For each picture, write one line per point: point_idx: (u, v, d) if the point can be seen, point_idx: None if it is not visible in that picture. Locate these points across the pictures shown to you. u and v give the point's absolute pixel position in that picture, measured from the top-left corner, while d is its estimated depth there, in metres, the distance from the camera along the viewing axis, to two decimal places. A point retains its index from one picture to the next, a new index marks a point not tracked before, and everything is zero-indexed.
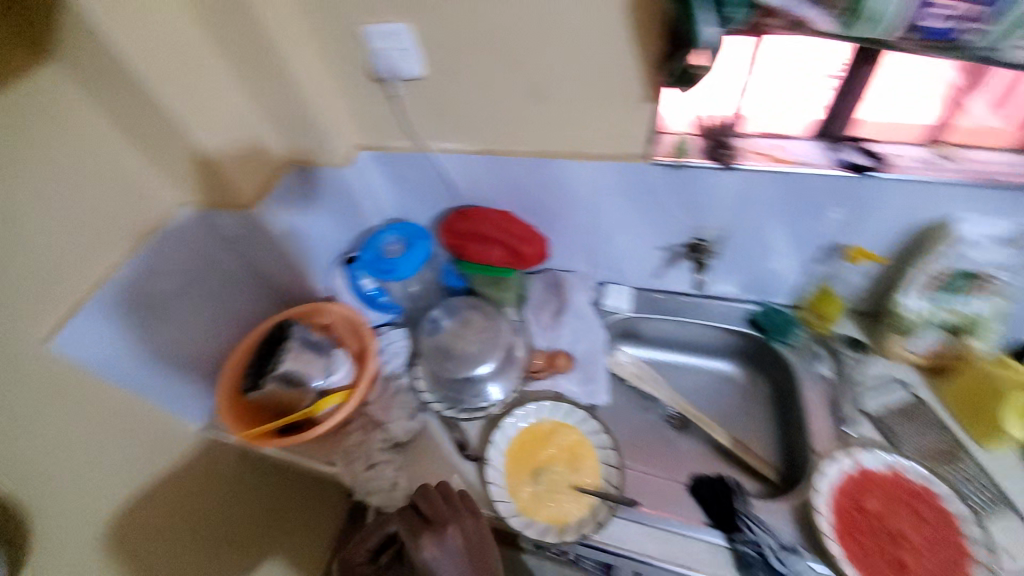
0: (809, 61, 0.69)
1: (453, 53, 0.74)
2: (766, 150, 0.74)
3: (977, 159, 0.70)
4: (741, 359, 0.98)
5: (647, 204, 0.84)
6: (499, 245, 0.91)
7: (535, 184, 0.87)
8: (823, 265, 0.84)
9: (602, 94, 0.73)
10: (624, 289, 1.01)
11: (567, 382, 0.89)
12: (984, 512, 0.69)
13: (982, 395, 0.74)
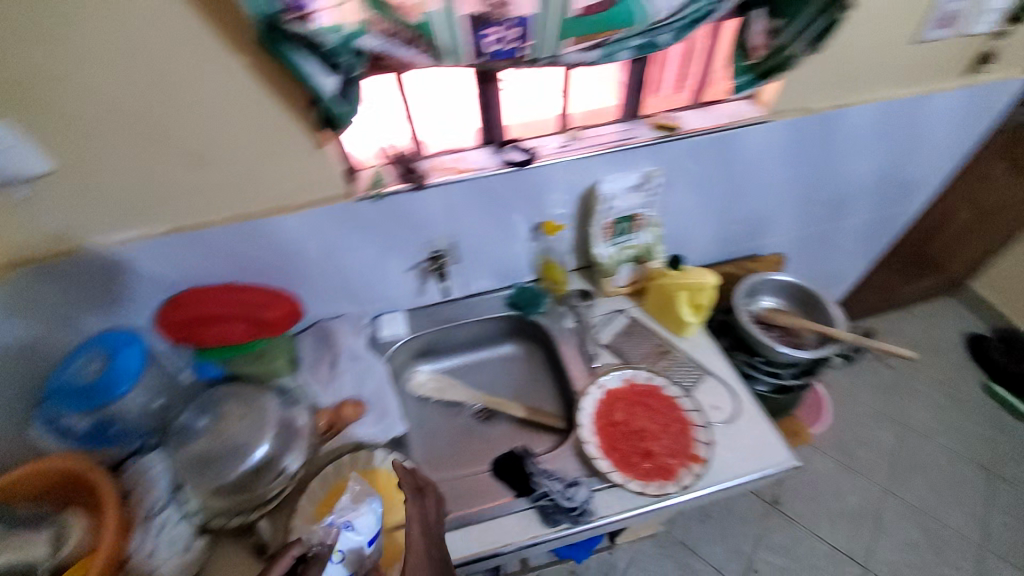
0: (445, 89, 0.83)
1: (82, 145, 0.67)
2: (448, 164, 0.87)
3: (597, 133, 0.91)
4: (518, 337, 1.11)
5: (373, 235, 0.89)
6: (239, 320, 0.82)
7: (254, 250, 0.84)
8: (536, 243, 1.01)
9: (274, 148, 0.75)
10: (397, 315, 1.04)
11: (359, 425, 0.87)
12: (693, 385, 0.92)
13: (667, 303, 0.97)
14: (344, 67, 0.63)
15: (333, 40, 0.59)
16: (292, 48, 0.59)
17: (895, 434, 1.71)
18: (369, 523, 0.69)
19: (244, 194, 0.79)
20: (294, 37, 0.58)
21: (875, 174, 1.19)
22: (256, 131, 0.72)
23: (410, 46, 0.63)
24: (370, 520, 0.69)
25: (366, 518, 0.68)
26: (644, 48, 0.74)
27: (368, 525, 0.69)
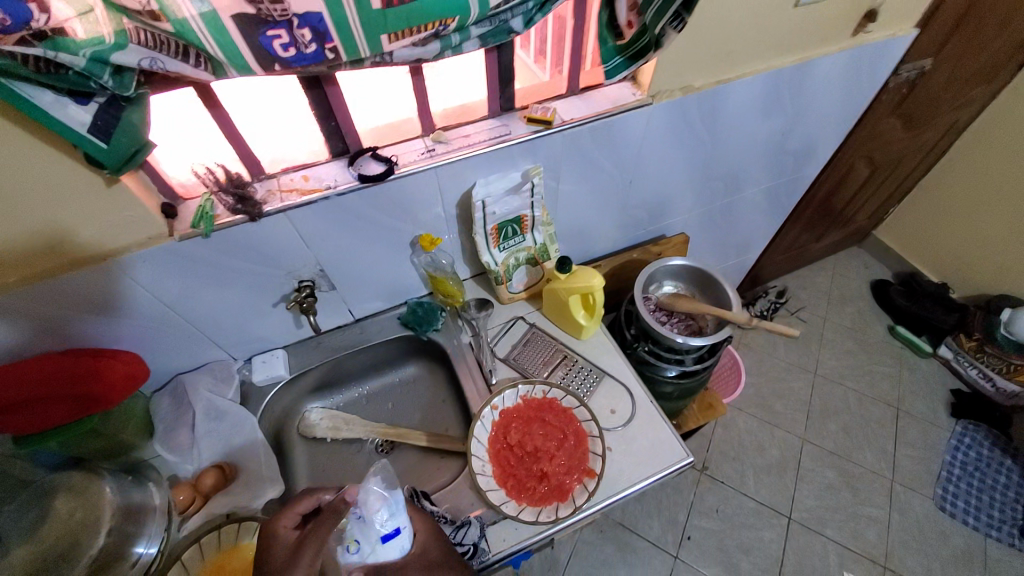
0: (271, 97, 0.67)
1: None
2: (290, 185, 0.74)
3: (463, 135, 0.82)
4: (416, 357, 1.05)
5: (213, 275, 0.76)
6: (64, 397, 0.68)
7: (55, 311, 0.68)
8: (418, 257, 0.94)
9: (52, 194, 0.59)
10: (273, 354, 0.93)
11: (242, 500, 0.79)
12: (591, 392, 0.88)
13: (562, 307, 0.91)
14: (113, 88, 0.50)
15: (81, 59, 0.46)
16: (15, 77, 0.46)
17: (808, 384, 1.80)
18: (384, 514, 0.63)
19: (28, 250, 0.62)
20: (14, 65, 0.45)
21: (770, 146, 1.16)
22: (16, 180, 0.56)
23: (180, 57, 0.50)
24: (386, 514, 0.63)
25: (379, 510, 0.63)
26: (493, 35, 0.65)
27: (383, 517, 0.63)
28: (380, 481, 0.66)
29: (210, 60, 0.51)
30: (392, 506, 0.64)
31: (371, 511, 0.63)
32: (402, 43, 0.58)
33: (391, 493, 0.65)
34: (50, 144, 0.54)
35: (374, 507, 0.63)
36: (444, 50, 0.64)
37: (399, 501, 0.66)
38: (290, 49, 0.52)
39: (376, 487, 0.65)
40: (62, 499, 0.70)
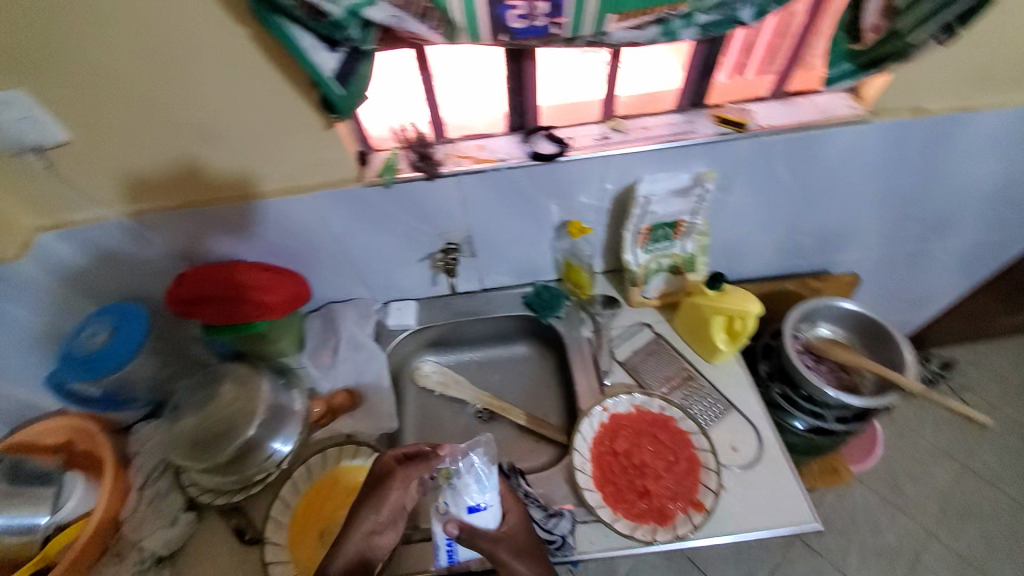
0: (474, 66, 0.71)
1: (90, 113, 0.63)
2: (466, 151, 0.77)
3: (642, 126, 0.78)
4: (532, 338, 1.04)
5: (380, 221, 0.82)
6: (242, 301, 0.78)
7: (261, 227, 0.79)
8: (560, 242, 0.92)
9: (283, 127, 0.67)
10: (408, 304, 0.99)
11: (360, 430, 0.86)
12: (712, 421, 0.80)
13: (700, 325, 0.84)
14: (354, 40, 0.53)
15: (339, 10, 0.50)
16: (288, 19, 0.51)
17: (956, 475, 1.52)
18: (477, 491, 0.63)
19: (254, 170, 0.72)
20: (292, 7, 0.50)
21: (1001, 193, 0.95)
22: (264, 110, 0.64)
23: (420, 18, 0.52)
24: (477, 490, 0.63)
25: (471, 486, 0.63)
26: (718, 24, 0.59)
27: (475, 492, 0.63)
28: (476, 457, 0.65)
29: (446, 23, 0.52)
30: (484, 485, 0.64)
31: (463, 484, 0.63)
32: (629, 25, 0.57)
33: (483, 470, 0.64)
34: (293, 81, 0.62)
35: (467, 481, 0.63)
36: (665, 37, 0.61)
37: (493, 481, 0.65)
38: (520, 20, 0.52)
39: (473, 461, 0.64)
40: (228, 386, 0.78)
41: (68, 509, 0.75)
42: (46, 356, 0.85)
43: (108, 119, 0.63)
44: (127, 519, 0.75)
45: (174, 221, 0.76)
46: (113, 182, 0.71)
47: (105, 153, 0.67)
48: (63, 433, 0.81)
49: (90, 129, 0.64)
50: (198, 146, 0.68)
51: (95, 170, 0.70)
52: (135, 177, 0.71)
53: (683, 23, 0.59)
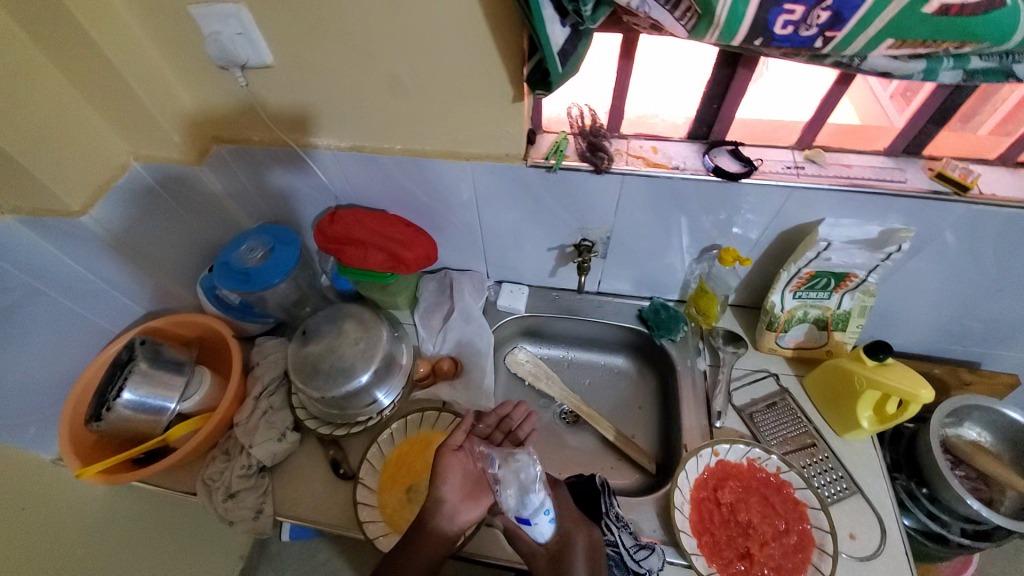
0: (679, 64, 0.66)
1: (299, 45, 0.64)
2: (638, 151, 0.72)
3: (843, 162, 0.70)
4: (633, 354, 1.00)
5: (527, 203, 0.80)
6: (380, 249, 0.81)
7: (413, 183, 0.80)
8: (699, 264, 0.87)
9: (470, 93, 0.66)
10: (521, 289, 0.99)
11: (455, 402, 0.86)
12: (832, 498, 0.74)
13: (844, 393, 0.77)
14: (585, 18, 0.49)
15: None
16: None
17: None
18: (516, 500, 0.60)
19: (426, 129, 0.72)
20: None
21: None
22: (460, 73, 0.63)
23: (666, 4, 0.47)
24: (515, 498, 0.60)
25: (510, 494, 0.60)
26: (985, 72, 0.52)
27: (515, 502, 0.60)
28: (519, 465, 0.61)
29: (700, 16, 0.47)
30: (526, 498, 0.60)
31: (502, 491, 0.60)
32: (881, 56, 0.51)
33: (523, 476, 0.61)
34: (500, 49, 0.60)
35: (507, 487, 0.60)
36: (917, 76, 0.54)
37: (536, 497, 0.60)
38: (790, 27, 0.47)
39: (515, 467, 0.61)
40: (352, 325, 0.82)
41: (194, 399, 0.81)
42: (195, 256, 0.91)
43: (315, 53, 0.65)
44: (240, 423, 0.80)
45: (338, 159, 0.79)
46: (299, 115, 0.74)
47: (299, 85, 0.70)
48: (195, 329, 0.87)
49: (296, 59, 0.66)
50: (386, 97, 0.69)
51: (287, 100, 0.72)
52: (318, 114, 0.73)
53: (952, 62, 0.51)
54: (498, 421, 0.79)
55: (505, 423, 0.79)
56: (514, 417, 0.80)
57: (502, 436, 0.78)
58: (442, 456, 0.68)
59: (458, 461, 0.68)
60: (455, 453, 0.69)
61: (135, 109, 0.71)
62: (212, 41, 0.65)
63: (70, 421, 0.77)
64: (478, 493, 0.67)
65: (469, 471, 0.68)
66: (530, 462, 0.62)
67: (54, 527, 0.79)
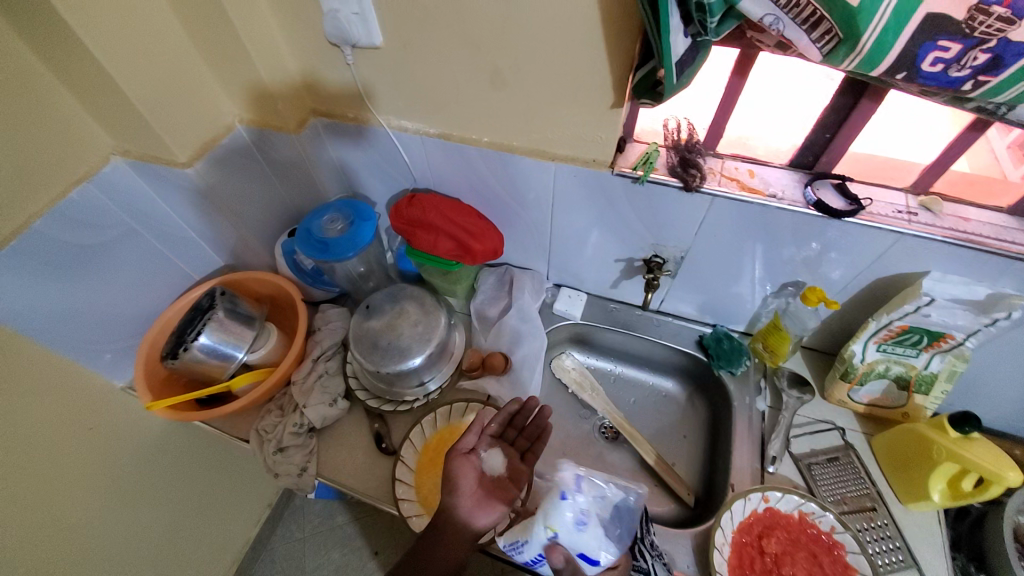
0: (796, 88, 0.62)
1: (412, 30, 0.65)
2: (733, 173, 0.69)
3: (960, 215, 0.64)
4: (686, 379, 0.97)
5: (605, 213, 0.79)
6: (449, 236, 0.83)
7: (493, 177, 0.81)
8: (775, 299, 0.84)
9: (569, 96, 0.65)
10: (580, 295, 0.98)
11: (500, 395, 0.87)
12: (886, 569, 0.69)
13: (918, 460, 0.71)
14: (709, 31, 0.47)
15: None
16: None
17: None
18: (597, 526, 0.64)
19: (518, 126, 0.72)
20: None
21: None
22: (565, 69, 0.62)
23: (804, 25, 0.44)
24: (596, 522, 0.64)
25: (593, 519, 0.64)
26: None
27: (596, 528, 0.64)
28: (607, 497, 0.66)
29: (842, 40, 0.44)
30: (603, 525, 0.64)
31: (587, 510, 0.64)
32: None
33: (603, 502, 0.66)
34: (611, 55, 0.59)
35: (592, 513, 0.64)
36: None
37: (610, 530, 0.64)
38: (938, 66, 0.43)
39: (603, 499, 0.66)
40: (413, 307, 0.84)
41: (258, 353, 0.85)
42: (277, 218, 0.97)
43: (425, 40, 0.66)
44: (297, 382, 0.84)
45: (425, 144, 0.80)
46: (397, 96, 0.76)
47: (400, 67, 0.71)
48: (267, 288, 0.91)
49: (404, 45, 0.67)
50: (481, 90, 0.69)
51: (388, 83, 0.74)
52: (413, 96, 0.74)
53: None
54: (511, 417, 0.77)
55: (520, 415, 0.78)
56: (527, 409, 0.78)
57: (518, 428, 0.77)
58: (453, 460, 0.71)
59: (469, 464, 0.70)
60: (465, 457, 0.71)
61: (247, 75, 0.75)
62: (330, 19, 0.67)
63: (146, 355, 0.82)
64: (494, 496, 0.69)
65: (482, 473, 0.70)
66: (614, 494, 0.67)
67: (117, 444, 0.86)
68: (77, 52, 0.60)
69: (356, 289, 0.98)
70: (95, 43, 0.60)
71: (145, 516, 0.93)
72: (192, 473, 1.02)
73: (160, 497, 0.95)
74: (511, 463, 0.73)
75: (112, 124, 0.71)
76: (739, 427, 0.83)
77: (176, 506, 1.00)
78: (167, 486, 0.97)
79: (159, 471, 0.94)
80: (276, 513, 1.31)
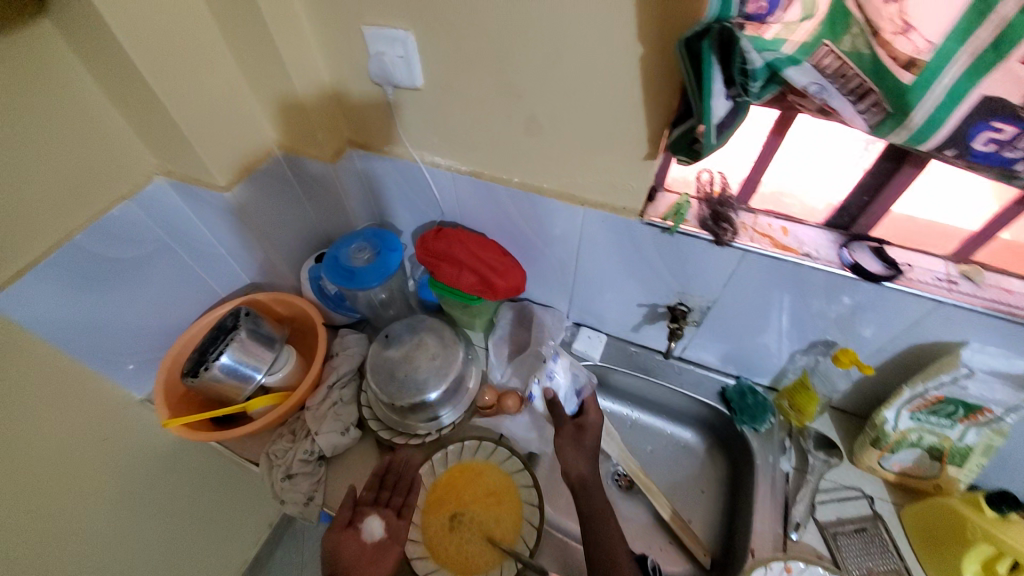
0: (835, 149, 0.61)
1: (453, 73, 0.67)
2: (766, 229, 0.68)
3: (1004, 286, 0.62)
4: (706, 431, 0.94)
5: (632, 259, 0.78)
6: (473, 271, 0.83)
7: (521, 216, 0.81)
8: (805, 355, 0.81)
9: (603, 144, 0.66)
10: (600, 336, 0.97)
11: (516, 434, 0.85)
12: None
13: (950, 539, 0.67)
14: (752, 94, 0.47)
15: (759, 60, 0.44)
16: (717, 58, 0.46)
17: None
18: (564, 378, 0.87)
19: (549, 169, 0.72)
20: (740, 52, 0.44)
21: None
22: (600, 119, 0.63)
23: (851, 95, 0.45)
24: (560, 377, 0.86)
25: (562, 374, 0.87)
26: None
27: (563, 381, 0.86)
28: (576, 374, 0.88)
29: (889, 114, 0.44)
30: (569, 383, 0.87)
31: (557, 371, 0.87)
32: None
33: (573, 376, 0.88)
34: (648, 109, 0.59)
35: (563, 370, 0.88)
36: None
37: (572, 386, 0.87)
38: (991, 145, 0.42)
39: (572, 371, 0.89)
40: (432, 339, 0.84)
41: (277, 375, 0.85)
42: (305, 241, 0.98)
43: (466, 83, 0.67)
44: (311, 408, 0.84)
45: (456, 180, 0.81)
46: (433, 134, 0.77)
47: (438, 108, 0.73)
48: (290, 310, 0.92)
49: (444, 87, 0.69)
50: (516, 132, 0.70)
51: (424, 121, 0.76)
52: (449, 135, 0.76)
53: None
54: (382, 476, 0.76)
55: (393, 472, 0.77)
56: (401, 466, 0.77)
57: (393, 486, 0.76)
58: (332, 535, 0.70)
59: (347, 537, 0.70)
60: (345, 530, 0.70)
61: (290, 107, 0.78)
62: (375, 59, 0.69)
63: (166, 373, 0.83)
64: (379, 561, 0.69)
65: (364, 542, 0.69)
66: (584, 374, 0.90)
67: (128, 457, 0.87)
68: (134, 80, 0.64)
69: (376, 316, 0.98)
70: (152, 74, 0.64)
71: (148, 532, 0.92)
72: (199, 490, 1.02)
73: (164, 512, 0.95)
74: (391, 522, 0.72)
75: (158, 147, 0.74)
76: (762, 488, 0.80)
77: (180, 523, 0.99)
78: (172, 502, 0.96)
79: (166, 486, 0.94)
80: (277, 536, 1.29)
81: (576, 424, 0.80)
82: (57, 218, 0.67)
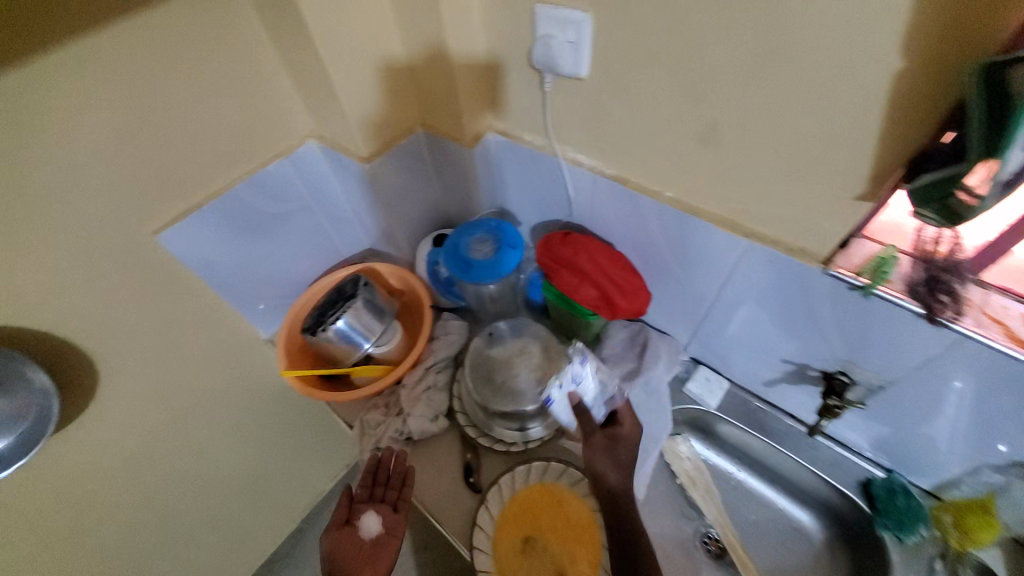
0: None
1: (626, 68, 0.58)
2: (1001, 313, 0.50)
3: None
4: (828, 519, 0.79)
5: (792, 309, 0.65)
6: (594, 284, 0.76)
7: (663, 234, 0.71)
8: (996, 472, 0.62)
9: (799, 172, 0.53)
10: (720, 381, 0.85)
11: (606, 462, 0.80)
12: None
13: None
14: None
15: None
16: None
17: None
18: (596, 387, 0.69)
19: (715, 190, 0.61)
20: None
21: None
22: (806, 142, 0.50)
23: None
24: (592, 386, 0.69)
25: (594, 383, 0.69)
26: None
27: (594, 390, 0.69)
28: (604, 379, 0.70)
29: None
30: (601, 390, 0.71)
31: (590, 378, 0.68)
32: None
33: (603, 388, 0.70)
34: (882, 139, 0.46)
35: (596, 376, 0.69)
36: None
37: (606, 393, 0.71)
38: None
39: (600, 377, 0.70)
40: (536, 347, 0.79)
41: (382, 348, 0.87)
42: (427, 219, 0.98)
43: (640, 80, 0.58)
44: (408, 387, 0.84)
45: (597, 185, 0.73)
46: (584, 131, 0.70)
47: (597, 103, 0.65)
48: (402, 284, 0.93)
49: (612, 81, 0.61)
50: (685, 143, 0.60)
51: (577, 116, 0.68)
52: (602, 134, 0.68)
53: None
54: (373, 472, 0.82)
55: (386, 463, 0.82)
56: (391, 459, 0.82)
57: (386, 476, 0.82)
58: (332, 533, 0.80)
59: (344, 535, 0.79)
60: (342, 529, 0.80)
61: (440, 85, 0.75)
62: (541, 44, 0.63)
63: (289, 324, 0.88)
64: (376, 553, 0.78)
65: (361, 538, 0.79)
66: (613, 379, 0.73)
67: (247, 387, 0.96)
68: (307, 47, 0.65)
69: (481, 306, 0.96)
70: (323, 44, 0.64)
71: (252, 455, 1.03)
72: (297, 428, 1.10)
73: (267, 441, 1.04)
74: (385, 517, 0.80)
75: (316, 112, 0.76)
76: None
77: (279, 454, 1.09)
78: (274, 433, 1.05)
79: (272, 419, 1.03)
80: None
81: (609, 436, 0.71)
82: (224, 168, 0.72)
